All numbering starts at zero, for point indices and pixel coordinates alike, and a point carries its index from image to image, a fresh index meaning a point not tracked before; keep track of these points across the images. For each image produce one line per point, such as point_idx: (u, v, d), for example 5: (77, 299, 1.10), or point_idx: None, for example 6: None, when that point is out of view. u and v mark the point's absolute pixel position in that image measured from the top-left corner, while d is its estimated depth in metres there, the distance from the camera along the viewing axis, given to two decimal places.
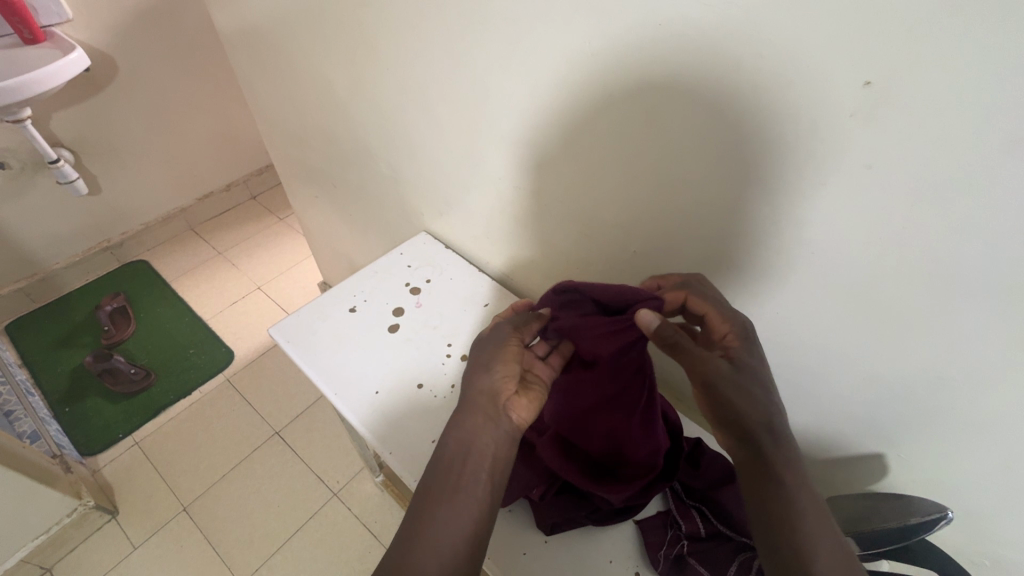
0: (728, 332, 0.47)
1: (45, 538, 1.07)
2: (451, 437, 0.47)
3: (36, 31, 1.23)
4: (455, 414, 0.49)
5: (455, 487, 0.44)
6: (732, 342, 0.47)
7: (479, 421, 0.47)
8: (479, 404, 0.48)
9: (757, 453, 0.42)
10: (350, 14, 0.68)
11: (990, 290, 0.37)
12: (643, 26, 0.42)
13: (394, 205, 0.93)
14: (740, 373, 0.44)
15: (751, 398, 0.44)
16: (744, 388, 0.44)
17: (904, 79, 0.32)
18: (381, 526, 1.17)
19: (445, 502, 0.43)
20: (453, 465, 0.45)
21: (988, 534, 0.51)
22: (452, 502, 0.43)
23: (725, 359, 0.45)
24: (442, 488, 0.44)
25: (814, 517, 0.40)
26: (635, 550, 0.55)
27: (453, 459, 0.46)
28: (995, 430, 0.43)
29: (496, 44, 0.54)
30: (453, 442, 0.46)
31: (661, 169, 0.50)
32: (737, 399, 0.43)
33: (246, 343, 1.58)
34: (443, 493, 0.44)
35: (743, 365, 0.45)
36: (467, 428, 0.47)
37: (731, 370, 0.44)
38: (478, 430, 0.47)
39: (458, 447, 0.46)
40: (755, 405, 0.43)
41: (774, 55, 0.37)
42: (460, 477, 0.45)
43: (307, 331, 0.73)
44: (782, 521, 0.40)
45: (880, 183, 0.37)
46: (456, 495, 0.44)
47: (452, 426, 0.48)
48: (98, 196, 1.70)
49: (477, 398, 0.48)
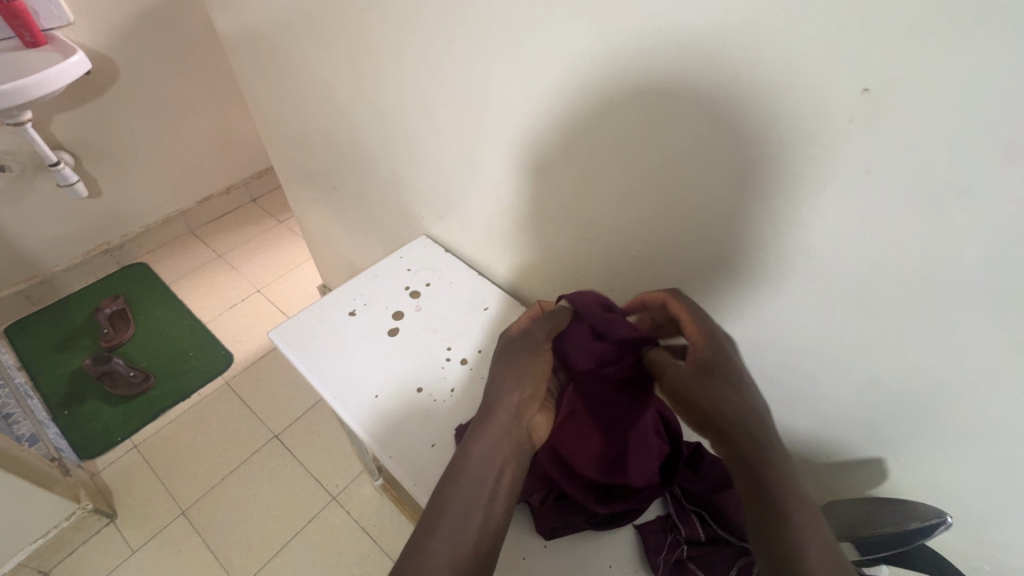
0: (698, 341, 0.47)
1: (43, 541, 1.06)
2: (473, 450, 0.45)
3: (37, 34, 1.24)
4: (478, 426, 0.47)
5: (473, 505, 0.43)
6: (699, 350, 0.46)
7: (501, 434, 0.46)
8: (502, 417, 0.47)
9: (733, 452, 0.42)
10: (351, 20, 0.69)
11: (987, 295, 0.37)
12: (643, 34, 0.42)
13: (394, 208, 0.93)
14: (702, 373, 0.44)
15: (720, 396, 0.43)
16: (709, 387, 0.43)
17: (902, 85, 0.33)
18: (381, 529, 1.16)
19: (459, 517, 0.42)
20: (475, 480, 0.44)
21: (986, 539, 0.51)
22: (467, 519, 0.42)
23: (689, 365, 0.45)
24: (459, 503, 0.43)
25: (808, 520, 0.38)
26: (635, 555, 0.55)
27: (472, 475, 0.44)
28: (996, 435, 0.43)
29: (497, 50, 0.55)
30: (475, 458, 0.45)
31: (661, 174, 0.50)
32: (700, 397, 0.43)
33: (246, 346, 1.58)
34: (460, 506, 0.43)
35: (708, 369, 0.44)
36: (488, 441, 0.45)
37: (692, 372, 0.44)
38: (500, 447, 0.46)
39: (481, 462, 0.45)
40: (723, 404, 0.42)
41: (774, 64, 0.37)
42: (481, 494, 0.43)
43: (307, 335, 0.73)
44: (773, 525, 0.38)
45: (879, 190, 0.37)
46: (474, 512, 0.42)
47: (476, 438, 0.46)
48: (98, 199, 1.70)
49: (492, 412, 0.47)
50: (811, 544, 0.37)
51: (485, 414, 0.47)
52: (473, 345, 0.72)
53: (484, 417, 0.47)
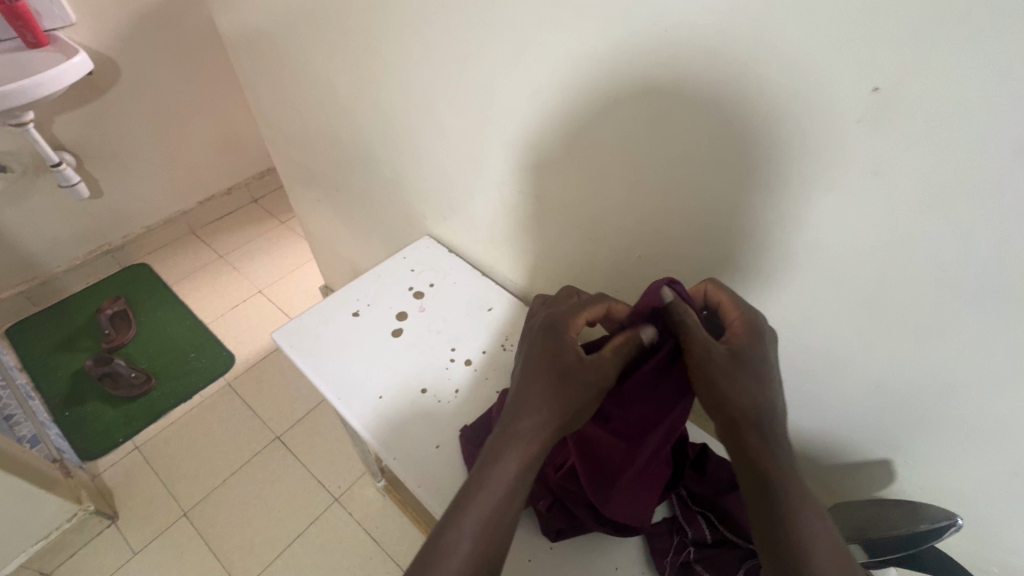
0: (739, 327, 0.45)
1: (44, 543, 1.06)
2: (510, 463, 0.42)
3: (40, 35, 1.23)
4: (505, 438, 0.43)
5: (499, 525, 0.40)
6: (737, 335, 0.44)
7: (538, 452, 0.42)
8: (537, 435, 0.43)
9: (741, 451, 0.40)
10: (355, 21, 0.69)
11: (998, 295, 0.37)
12: (650, 32, 0.42)
13: (398, 208, 0.93)
14: (733, 360, 0.42)
15: (740, 388, 0.41)
16: (734, 375, 0.42)
17: (910, 84, 0.32)
18: (383, 531, 1.16)
19: (482, 537, 0.39)
20: (505, 499, 0.41)
21: (996, 542, 0.50)
22: (491, 536, 0.39)
23: (723, 347, 0.43)
24: (485, 523, 0.40)
25: (809, 509, 0.38)
26: (641, 557, 0.54)
27: (501, 491, 0.41)
28: (1005, 437, 0.43)
29: (502, 49, 0.54)
30: (508, 471, 0.42)
31: (668, 174, 0.50)
32: (726, 386, 0.41)
33: (248, 347, 1.58)
34: (484, 526, 0.40)
35: (741, 355, 0.42)
36: (523, 457, 0.42)
37: (725, 354, 0.42)
38: (532, 464, 0.42)
39: (515, 481, 0.41)
40: (742, 395, 0.41)
41: (781, 64, 0.37)
42: (509, 513, 0.41)
43: (310, 336, 0.73)
44: (767, 517, 0.38)
45: (888, 190, 0.37)
46: (499, 531, 0.40)
47: (512, 451, 0.42)
48: (99, 199, 1.70)
49: (534, 428, 0.43)
50: (819, 542, 0.36)
51: (511, 425, 0.44)
52: (478, 346, 0.71)
53: (517, 431, 0.43)
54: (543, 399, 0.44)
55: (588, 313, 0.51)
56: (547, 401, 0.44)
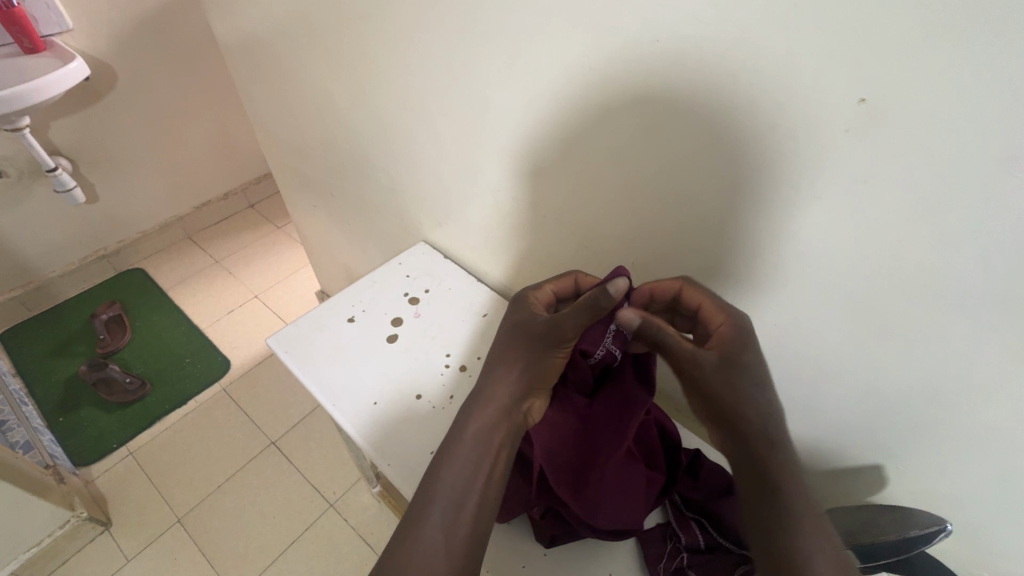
0: (725, 330, 0.45)
1: (36, 550, 1.05)
2: (469, 428, 0.47)
3: (36, 40, 1.24)
4: (470, 407, 0.49)
5: (467, 489, 0.44)
6: (724, 340, 0.45)
7: (499, 416, 0.47)
8: (497, 401, 0.48)
9: (746, 453, 0.42)
10: (351, 29, 0.69)
11: (989, 303, 0.37)
12: (643, 40, 0.42)
13: (393, 214, 0.93)
14: (726, 365, 0.43)
15: (738, 393, 0.43)
16: (732, 381, 0.43)
17: (898, 98, 0.33)
18: (378, 537, 1.15)
19: (450, 502, 0.43)
20: (470, 462, 0.45)
21: (987, 548, 0.50)
22: (460, 501, 0.43)
23: (714, 353, 0.44)
24: (451, 487, 0.44)
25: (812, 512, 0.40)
26: (635, 564, 0.54)
27: (466, 458, 0.45)
28: (995, 444, 0.43)
29: (496, 57, 0.55)
30: (471, 436, 0.46)
31: (660, 180, 0.50)
32: (724, 391, 0.43)
33: (244, 353, 1.57)
34: (450, 491, 0.44)
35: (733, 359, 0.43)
36: (483, 420, 0.47)
37: (717, 363, 0.43)
38: (494, 428, 0.47)
39: (476, 442, 0.46)
40: (747, 402, 0.42)
41: (770, 76, 0.37)
42: (478, 473, 0.44)
43: (305, 342, 0.73)
44: (776, 509, 0.40)
45: (876, 199, 0.38)
46: (465, 498, 0.43)
47: (472, 418, 0.48)
48: (95, 205, 1.70)
49: (490, 395, 0.49)
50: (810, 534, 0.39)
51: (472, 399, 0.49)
52: (473, 351, 0.72)
53: (479, 397, 0.49)
54: (494, 369, 0.50)
55: (554, 283, 0.55)
56: (500, 369, 0.50)
